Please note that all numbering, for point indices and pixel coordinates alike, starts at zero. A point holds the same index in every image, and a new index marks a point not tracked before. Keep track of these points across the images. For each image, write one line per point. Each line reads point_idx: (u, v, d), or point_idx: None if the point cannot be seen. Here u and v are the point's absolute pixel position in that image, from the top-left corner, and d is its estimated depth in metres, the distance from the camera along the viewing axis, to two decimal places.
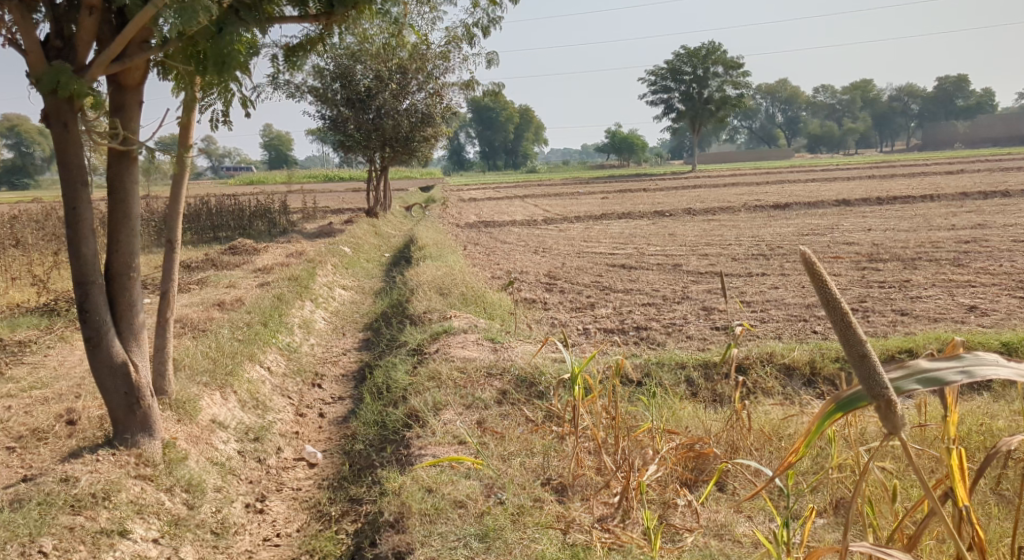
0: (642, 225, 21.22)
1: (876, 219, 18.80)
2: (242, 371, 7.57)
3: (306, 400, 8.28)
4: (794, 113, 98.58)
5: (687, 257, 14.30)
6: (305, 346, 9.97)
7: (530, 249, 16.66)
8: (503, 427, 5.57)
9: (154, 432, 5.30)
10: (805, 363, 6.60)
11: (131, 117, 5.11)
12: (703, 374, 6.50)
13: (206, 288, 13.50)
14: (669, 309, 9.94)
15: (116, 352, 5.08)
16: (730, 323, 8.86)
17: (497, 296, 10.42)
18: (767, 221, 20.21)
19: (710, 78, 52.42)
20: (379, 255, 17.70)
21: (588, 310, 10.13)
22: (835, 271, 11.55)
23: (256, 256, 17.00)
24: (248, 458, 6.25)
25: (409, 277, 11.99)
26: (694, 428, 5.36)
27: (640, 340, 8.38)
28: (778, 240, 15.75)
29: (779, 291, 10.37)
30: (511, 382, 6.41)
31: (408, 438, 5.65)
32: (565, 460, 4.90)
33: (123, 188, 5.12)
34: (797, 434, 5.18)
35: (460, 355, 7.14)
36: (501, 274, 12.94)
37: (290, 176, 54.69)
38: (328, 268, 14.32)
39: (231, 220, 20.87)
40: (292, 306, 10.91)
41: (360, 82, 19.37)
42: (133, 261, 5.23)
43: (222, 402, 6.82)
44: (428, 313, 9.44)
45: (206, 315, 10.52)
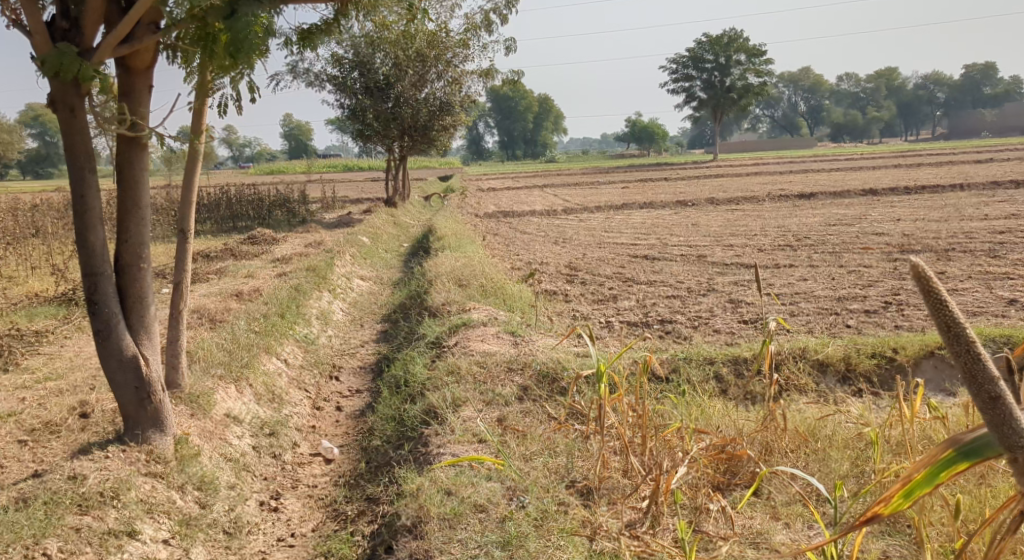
0: (663, 215, 20.89)
1: (905, 208, 18.39)
2: (258, 363, 7.43)
3: (324, 393, 8.12)
4: (817, 102, 97.32)
5: (711, 247, 14.01)
6: (323, 337, 9.82)
7: (551, 240, 16.44)
8: (525, 425, 5.37)
9: (166, 428, 5.15)
10: (840, 359, 6.33)
11: (140, 103, 4.94)
12: (732, 371, 6.26)
13: (225, 278, 13.41)
14: (694, 301, 9.68)
15: (126, 346, 4.92)
16: (758, 316, 8.59)
17: (518, 287, 10.22)
18: (793, 211, 19.83)
19: (732, 66, 51.74)
20: (398, 245, 17.54)
21: (611, 302, 9.89)
22: (865, 263, 11.24)
23: (275, 246, 16.91)
24: (263, 453, 6.10)
25: (428, 268, 11.81)
26: (726, 429, 5.13)
27: (665, 334, 8.14)
28: (805, 230, 15.41)
29: (808, 283, 10.08)
30: (533, 377, 6.20)
31: (426, 435, 5.46)
32: (590, 462, 4.70)
33: (132, 176, 4.96)
34: (834, 435, 4.93)
35: (480, 349, 6.95)
36: (521, 265, 12.73)
37: (310, 165, 54.69)
38: (347, 258, 14.18)
39: (250, 210, 20.80)
40: (310, 297, 10.77)
41: (379, 70, 19.19)
42: (144, 251, 5.08)
43: (237, 396, 6.68)
44: (447, 305, 9.25)
45: (223, 305, 10.40)
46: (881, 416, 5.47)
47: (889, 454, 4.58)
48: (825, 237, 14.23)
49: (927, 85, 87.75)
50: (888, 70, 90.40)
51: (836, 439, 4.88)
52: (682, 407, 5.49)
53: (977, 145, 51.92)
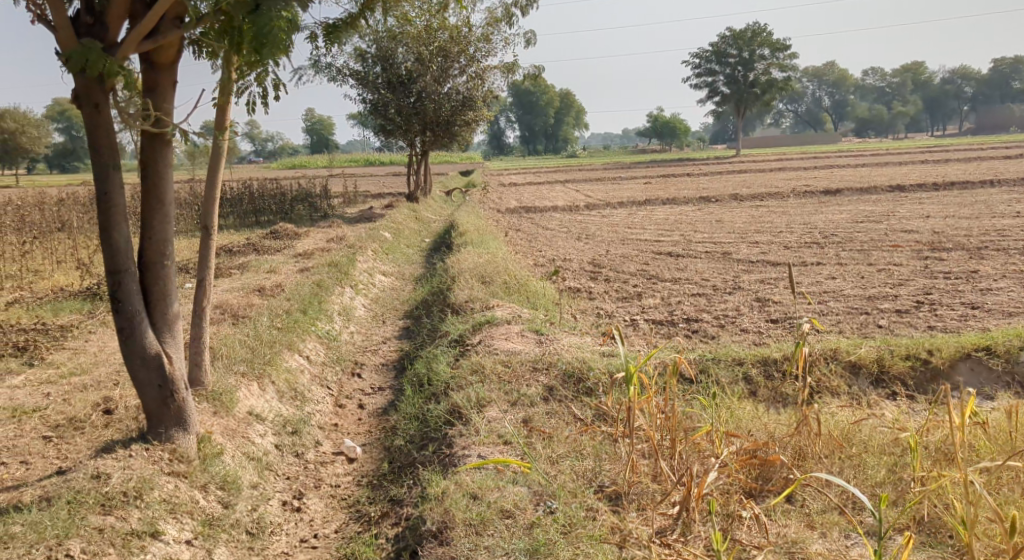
0: (686, 211, 20.68)
1: (934, 205, 18.06)
2: (280, 360, 7.40)
3: (346, 390, 8.08)
4: (842, 97, 96.15)
5: (736, 244, 13.82)
6: (345, 334, 9.79)
7: (573, 236, 16.33)
8: (551, 426, 5.28)
9: (189, 427, 5.11)
10: (873, 361, 6.16)
11: (165, 99, 4.89)
12: (762, 372, 6.11)
13: (247, 274, 13.43)
14: (720, 299, 9.53)
15: (149, 343, 4.88)
16: (786, 316, 8.43)
17: (541, 285, 10.12)
18: (819, 207, 19.54)
19: (756, 60, 51.17)
20: (420, 240, 17.50)
21: (635, 300, 9.77)
22: (895, 261, 11.01)
23: (297, 240, 16.95)
24: (286, 452, 6.06)
25: (450, 264, 11.75)
26: (757, 433, 5.00)
27: (691, 334, 8.01)
28: (832, 227, 15.17)
29: (836, 282, 9.89)
30: (558, 377, 6.10)
31: (450, 436, 5.38)
32: (618, 466, 4.60)
33: (156, 172, 4.92)
34: (869, 440, 4.78)
35: (504, 348, 6.86)
36: (544, 261, 12.64)
37: (331, 160, 54.82)
38: (369, 253, 14.14)
39: (272, 205, 20.85)
40: (332, 292, 10.73)
41: (401, 65, 19.14)
42: (168, 248, 5.03)
43: (260, 394, 6.65)
44: (470, 302, 9.17)
45: (246, 301, 10.41)
46: (917, 420, 5.30)
47: (929, 463, 4.43)
48: (853, 234, 13.99)
49: (955, 79, 86.37)
50: (915, 65, 89.04)
51: (871, 444, 4.74)
52: (711, 410, 5.36)
53: (1006, 141, 50.99)
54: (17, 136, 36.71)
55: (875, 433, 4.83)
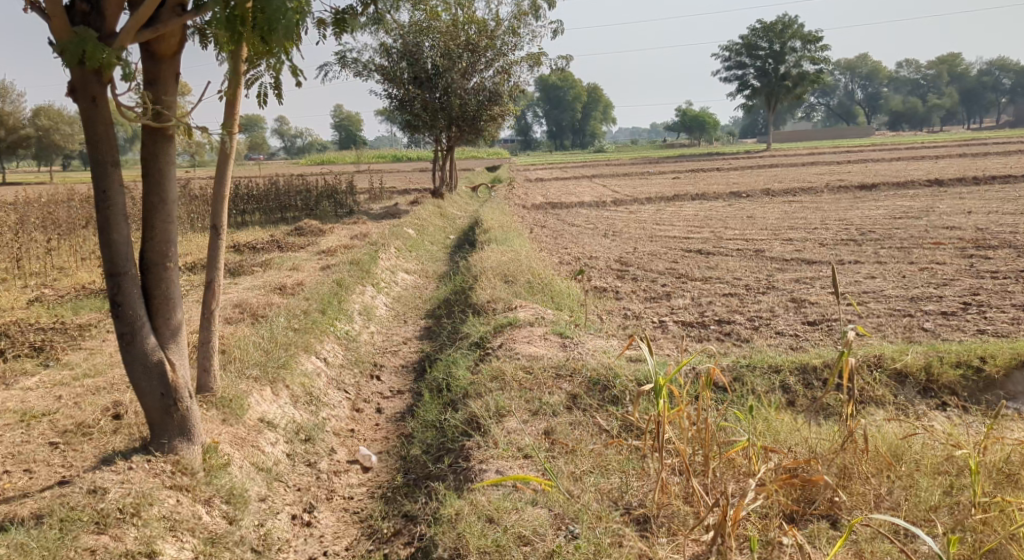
0: (717, 206, 20.20)
1: (975, 200, 17.41)
2: (295, 363, 7.16)
3: (364, 394, 7.82)
4: (875, 90, 94.28)
5: (769, 242, 13.36)
6: (365, 334, 9.54)
7: (600, 232, 15.97)
8: (574, 439, 4.97)
9: (194, 437, 4.87)
10: (920, 368, 5.73)
11: (167, 91, 4.64)
12: (801, 382, 5.72)
13: (270, 271, 13.26)
14: (753, 300, 9.12)
15: (151, 350, 4.64)
16: (824, 318, 8.00)
17: (566, 284, 9.79)
18: (854, 203, 18.96)
19: (787, 53, 50.15)
20: (444, 237, 17.23)
21: (664, 301, 9.41)
22: (938, 259, 10.50)
23: (321, 237, 16.80)
24: (298, 461, 5.81)
25: (473, 262, 11.46)
26: (797, 449, 4.63)
27: (723, 337, 7.64)
28: (869, 224, 14.64)
29: (876, 281, 9.43)
30: (582, 385, 5.77)
31: (468, 449, 5.09)
32: (647, 486, 4.26)
33: (159, 169, 4.66)
34: (922, 457, 4.40)
35: (527, 352, 6.54)
36: (570, 259, 12.30)
37: (359, 155, 54.87)
38: (391, 251, 13.89)
39: (298, 201, 20.72)
40: (353, 291, 10.48)
41: (427, 59, 18.85)
42: (172, 250, 4.79)
43: (272, 399, 6.40)
44: (493, 302, 8.87)
45: (266, 300, 10.21)
46: (972, 434, 4.88)
47: (990, 486, 4.04)
48: (891, 231, 13.46)
49: (992, 70, 84.39)
50: (951, 56, 87.11)
51: (923, 461, 4.36)
52: (747, 422, 4.99)
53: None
54: (50, 133, 37.13)
55: (927, 450, 4.43)
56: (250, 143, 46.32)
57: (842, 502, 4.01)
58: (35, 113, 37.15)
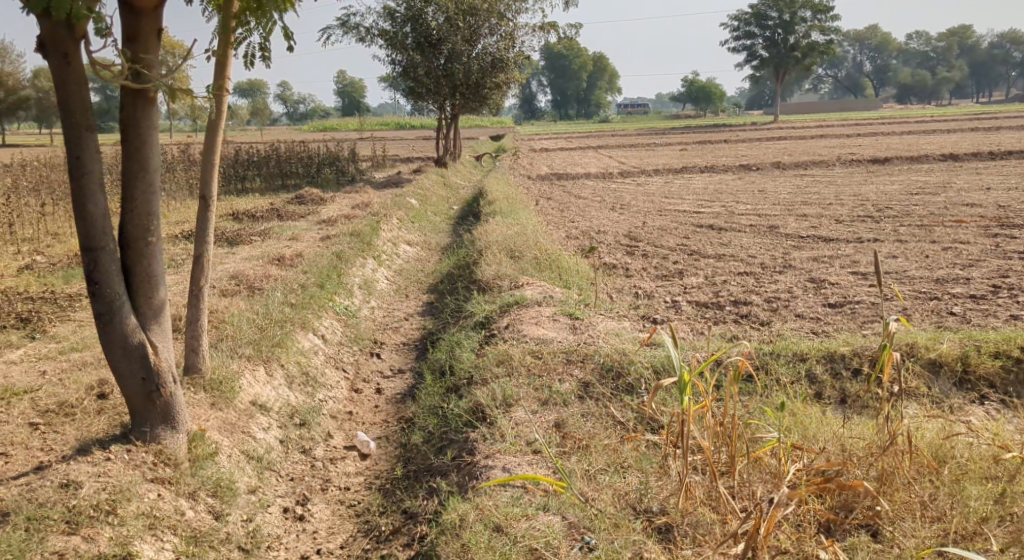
0: (727, 180, 19.76)
1: (993, 176, 16.92)
2: (291, 342, 6.82)
3: (363, 373, 7.48)
4: (885, 62, 92.77)
5: (782, 217, 12.94)
6: (365, 309, 9.18)
7: (607, 205, 15.57)
8: (587, 433, 4.66)
9: (178, 424, 4.52)
10: (956, 359, 5.35)
11: (148, 48, 4.19)
12: (828, 372, 5.35)
13: (268, 241, 12.87)
14: (770, 279, 8.74)
15: (132, 332, 4.26)
16: (846, 300, 7.63)
17: (575, 260, 9.42)
18: (868, 177, 18.46)
19: (797, 23, 49.20)
20: (447, 208, 16.81)
21: (676, 279, 9.04)
22: (961, 237, 10.09)
23: (322, 206, 16.40)
24: (292, 448, 5.48)
25: (477, 235, 11.06)
26: (828, 445, 4.31)
27: (740, 319, 7.29)
28: (886, 200, 14.18)
29: (898, 261, 9.02)
30: (595, 372, 5.42)
31: (472, 441, 4.76)
32: (669, 488, 3.95)
33: (139, 135, 4.23)
34: (967, 459, 4.05)
35: (535, 335, 6.19)
36: (577, 234, 11.92)
37: (361, 122, 54.10)
38: (393, 221, 13.49)
39: (299, 167, 20.26)
40: (353, 264, 10.11)
41: (430, 24, 18.26)
42: (155, 224, 4.39)
43: (266, 380, 6.06)
44: (498, 278, 8.51)
45: (263, 272, 9.85)
46: (1014, 433, 4.53)
47: None
48: (909, 208, 13.02)
49: (1003, 43, 83.06)
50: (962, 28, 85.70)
51: (968, 464, 4.01)
52: (775, 416, 4.66)
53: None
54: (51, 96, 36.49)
55: (972, 452, 4.09)
56: (252, 109, 45.64)
57: (884, 511, 3.68)
58: (34, 76, 36.48)
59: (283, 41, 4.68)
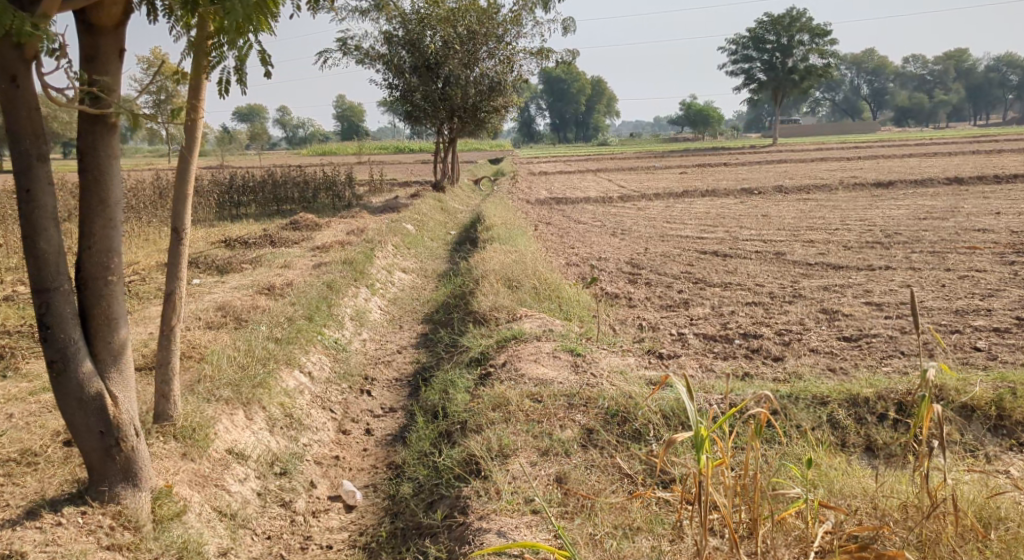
0: (728, 204, 19.46)
1: (1001, 200, 16.61)
2: (275, 381, 6.43)
3: (352, 412, 7.06)
4: (882, 85, 93.08)
5: (789, 243, 12.57)
6: (356, 342, 8.79)
7: (608, 231, 15.23)
8: (591, 489, 4.26)
9: (140, 483, 4.12)
10: (991, 402, 4.93)
11: (108, 70, 3.81)
12: (851, 417, 4.94)
13: (260, 269, 12.52)
14: (780, 309, 8.36)
15: (89, 382, 3.86)
16: (862, 333, 7.23)
17: (575, 290, 9.03)
18: (873, 201, 18.14)
19: (795, 46, 49.21)
20: (445, 233, 16.50)
21: (682, 309, 8.66)
22: (976, 265, 9.72)
23: (317, 232, 16.07)
24: (270, 501, 5.08)
25: (475, 263, 10.69)
26: (859, 504, 3.90)
27: (751, 355, 6.90)
28: (894, 225, 13.84)
29: (914, 291, 8.65)
30: (598, 418, 5.01)
31: (465, 498, 4.38)
32: (684, 556, 3.55)
33: (97, 165, 3.84)
34: (1014, 522, 3.64)
35: (534, 374, 5.80)
36: (577, 261, 11.54)
37: (360, 147, 53.96)
38: (389, 248, 13.11)
39: (295, 193, 19.95)
40: (345, 294, 9.73)
41: (428, 48, 18.02)
42: (115, 261, 3.98)
43: (245, 425, 5.67)
44: (496, 310, 8.13)
45: (251, 303, 9.45)
46: None
47: None
48: (919, 233, 12.65)
49: (999, 66, 83.37)
50: (958, 50, 86.15)
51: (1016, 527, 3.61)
52: (799, 469, 4.24)
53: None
54: None
55: (1019, 515, 3.68)
56: (251, 134, 45.50)
57: None
58: None
59: (260, 64, 4.34)
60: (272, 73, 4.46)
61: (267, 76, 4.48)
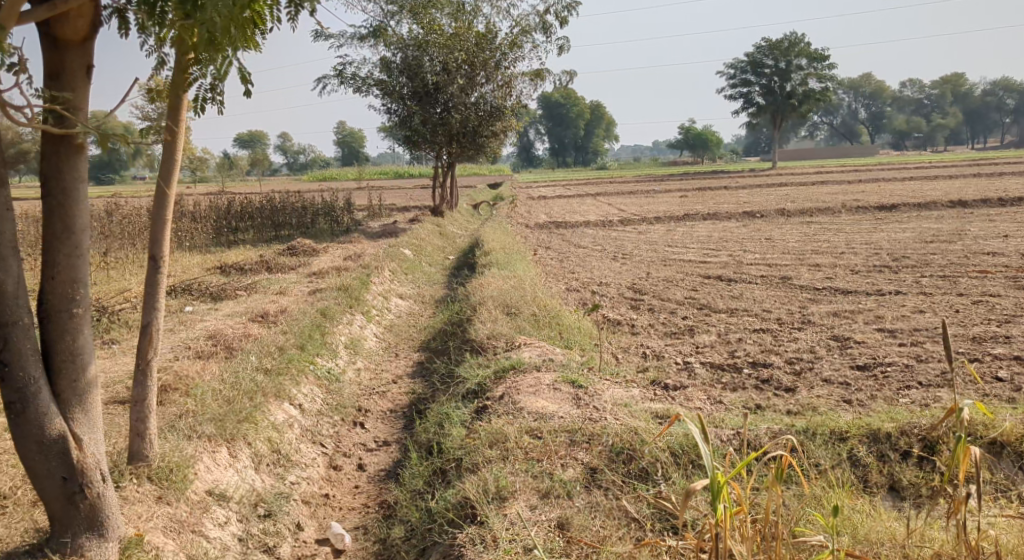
0: (730, 227, 19.24)
1: (1007, 223, 16.36)
2: (262, 415, 6.13)
3: (344, 446, 6.75)
4: (880, 109, 93.43)
5: (794, 267, 12.29)
6: (350, 372, 8.48)
7: (609, 255, 14.97)
8: (595, 536, 3.96)
9: (107, 532, 3.80)
10: (1021, 439, 4.62)
11: (75, 87, 3.57)
12: (873, 454, 4.64)
13: (254, 296, 12.24)
14: (789, 336, 8.07)
15: (51, 423, 3.55)
16: (877, 361, 6.93)
17: (576, 316, 8.74)
18: (878, 225, 17.89)
19: (794, 71, 49.30)
20: (443, 258, 16.25)
21: (687, 336, 8.36)
22: (989, 289, 9.44)
23: (313, 258, 15.82)
24: (252, 547, 4.78)
25: (473, 289, 10.41)
26: (886, 554, 3.60)
27: (761, 385, 6.60)
28: (901, 248, 13.57)
29: (927, 317, 8.36)
30: (603, 456, 4.69)
31: (459, 547, 4.08)
32: None
33: (63, 188, 3.59)
34: None
35: (533, 407, 5.50)
36: (578, 287, 11.26)
37: (360, 172, 53.96)
38: (386, 273, 12.85)
39: (293, 218, 19.72)
40: (339, 321, 9.44)
41: (427, 74, 17.91)
42: (81, 292, 3.71)
43: (229, 464, 5.37)
44: (494, 338, 7.84)
45: (243, 331, 9.15)
46: None
47: None
48: (927, 257, 12.37)
49: (996, 91, 83.73)
50: (955, 75, 86.63)
51: None
52: (822, 514, 3.93)
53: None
54: None
55: None
56: (251, 160, 45.45)
57: None
58: None
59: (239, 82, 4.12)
60: (249, 92, 4.24)
61: (245, 94, 4.25)
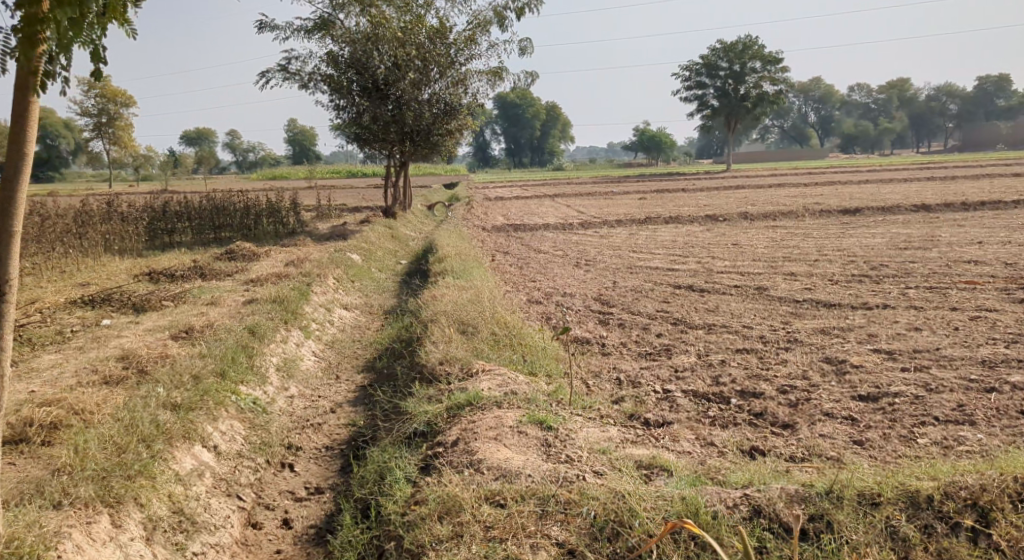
0: (693, 231, 18.48)
1: (977, 228, 15.90)
2: (162, 465, 5.08)
3: (266, 497, 5.65)
4: (829, 113, 94.74)
5: (769, 276, 11.52)
6: (282, 400, 7.36)
7: (572, 261, 14.06)
8: None
9: None
10: None
11: None
12: (914, 525, 3.75)
13: (181, 307, 10.99)
14: (777, 357, 7.21)
15: None
16: (883, 391, 6.08)
17: (540, 335, 7.74)
18: (846, 229, 17.31)
19: (748, 73, 49.21)
20: (394, 263, 15.16)
21: (664, 357, 7.45)
22: (984, 303, 8.74)
23: (251, 263, 14.57)
24: None
25: (425, 301, 9.35)
26: None
27: (756, 421, 5.69)
28: (877, 255, 12.91)
29: (924, 335, 7.59)
30: (581, 530, 3.77)
31: None
32: None
33: None
34: None
35: (494, 458, 4.51)
36: (540, 298, 10.28)
37: (312, 171, 52.18)
38: (330, 282, 11.69)
39: (232, 220, 18.35)
40: (271, 338, 8.31)
41: (377, 69, 16.75)
42: None
43: (109, 538, 4.37)
44: (447, 363, 6.82)
45: (161, 350, 7.96)
46: None
47: None
48: (907, 265, 11.70)
49: (940, 97, 85.49)
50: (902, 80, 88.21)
51: None
52: None
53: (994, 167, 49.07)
54: None
55: None
56: (197, 158, 43.40)
57: None
58: None
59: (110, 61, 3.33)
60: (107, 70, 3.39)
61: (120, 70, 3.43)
